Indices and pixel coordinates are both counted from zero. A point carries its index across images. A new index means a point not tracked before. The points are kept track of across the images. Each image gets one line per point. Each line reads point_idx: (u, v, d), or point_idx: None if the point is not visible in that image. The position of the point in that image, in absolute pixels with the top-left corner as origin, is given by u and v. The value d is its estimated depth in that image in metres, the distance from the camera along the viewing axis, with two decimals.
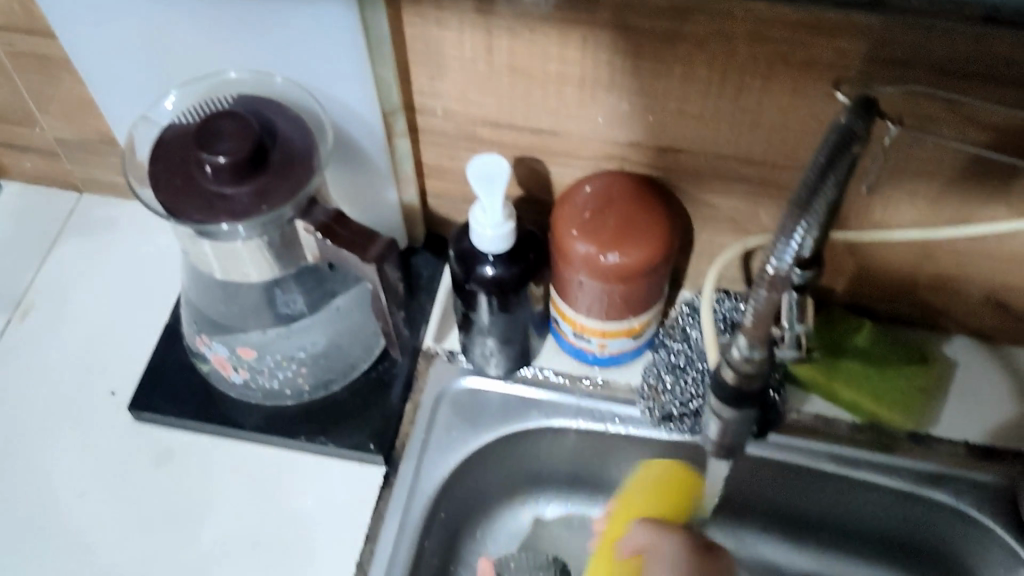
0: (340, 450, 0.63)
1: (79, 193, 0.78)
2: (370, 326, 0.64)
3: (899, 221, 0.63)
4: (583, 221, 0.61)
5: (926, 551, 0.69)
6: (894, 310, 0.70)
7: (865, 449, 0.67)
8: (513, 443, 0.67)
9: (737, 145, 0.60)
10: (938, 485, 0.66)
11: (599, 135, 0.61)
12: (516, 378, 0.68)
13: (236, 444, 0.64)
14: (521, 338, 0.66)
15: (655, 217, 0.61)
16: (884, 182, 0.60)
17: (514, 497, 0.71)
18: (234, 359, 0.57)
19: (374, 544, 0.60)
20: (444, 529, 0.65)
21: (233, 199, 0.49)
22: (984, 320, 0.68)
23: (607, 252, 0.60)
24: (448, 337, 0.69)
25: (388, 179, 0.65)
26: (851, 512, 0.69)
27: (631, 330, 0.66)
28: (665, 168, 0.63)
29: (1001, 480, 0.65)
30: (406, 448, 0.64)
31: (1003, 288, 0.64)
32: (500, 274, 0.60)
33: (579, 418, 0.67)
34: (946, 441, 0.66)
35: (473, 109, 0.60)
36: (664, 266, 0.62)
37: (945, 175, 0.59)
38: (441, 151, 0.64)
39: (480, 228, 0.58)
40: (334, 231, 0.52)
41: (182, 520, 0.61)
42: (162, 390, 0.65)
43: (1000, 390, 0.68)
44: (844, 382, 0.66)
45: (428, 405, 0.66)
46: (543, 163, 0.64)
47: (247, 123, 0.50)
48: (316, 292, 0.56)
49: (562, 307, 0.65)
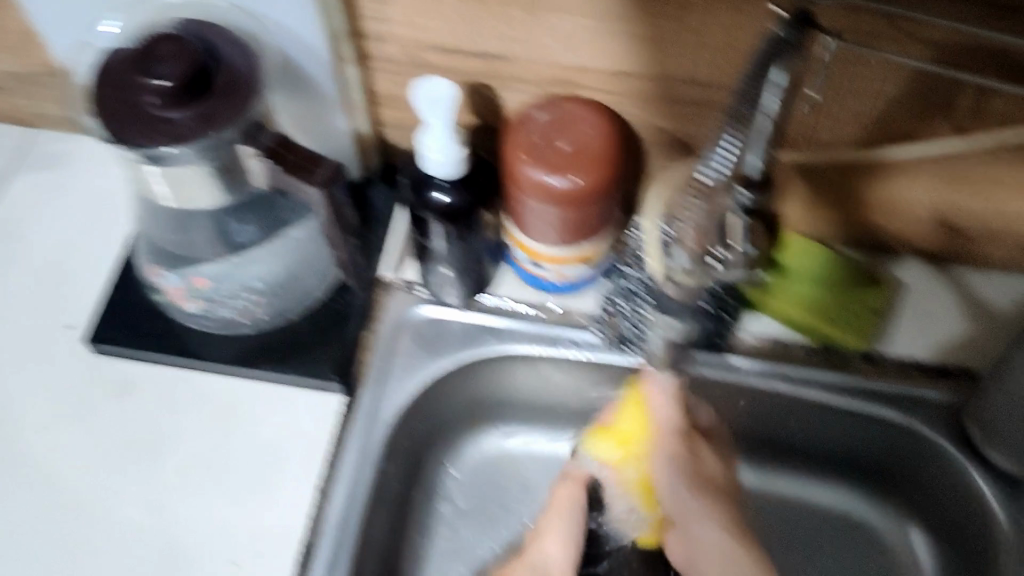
0: (298, 379, 0.67)
1: (24, 126, 0.80)
2: (324, 256, 0.68)
3: (845, 140, 0.64)
4: (533, 146, 0.62)
5: (874, 463, 0.72)
6: (847, 233, 0.73)
7: (818, 368, 0.68)
8: (470, 371, 0.72)
9: (683, 67, 0.60)
10: (887, 403, 0.67)
11: (545, 59, 0.63)
12: (474, 306, 0.72)
13: (194, 374, 0.69)
14: (477, 267, 0.69)
15: (604, 138, 0.62)
16: (833, 100, 0.61)
17: (478, 426, 0.76)
18: (188, 290, 0.63)
19: (333, 470, 0.64)
20: (406, 454, 0.71)
21: (177, 123, 0.51)
22: (935, 241, 0.72)
23: (556, 177, 0.61)
24: (405, 267, 0.73)
25: (338, 105, 0.67)
26: (807, 432, 0.72)
27: (584, 255, 0.68)
28: (613, 91, 0.64)
29: (954, 398, 0.66)
30: (365, 376, 0.69)
31: (949, 207, 0.68)
32: (452, 199, 0.62)
33: (536, 344, 0.71)
34: (897, 360, 0.68)
35: (421, 34, 0.62)
36: (614, 187, 0.63)
37: (892, 92, 0.59)
38: (394, 76, 0.66)
39: (430, 151, 0.59)
40: (280, 155, 0.54)
41: (143, 448, 0.66)
42: (118, 323, 0.69)
43: (951, 310, 0.71)
44: (797, 303, 0.68)
45: (386, 334, 0.70)
46: (493, 88, 0.66)
47: (189, 48, 0.52)
48: (268, 219, 0.62)
49: (519, 232, 0.67)
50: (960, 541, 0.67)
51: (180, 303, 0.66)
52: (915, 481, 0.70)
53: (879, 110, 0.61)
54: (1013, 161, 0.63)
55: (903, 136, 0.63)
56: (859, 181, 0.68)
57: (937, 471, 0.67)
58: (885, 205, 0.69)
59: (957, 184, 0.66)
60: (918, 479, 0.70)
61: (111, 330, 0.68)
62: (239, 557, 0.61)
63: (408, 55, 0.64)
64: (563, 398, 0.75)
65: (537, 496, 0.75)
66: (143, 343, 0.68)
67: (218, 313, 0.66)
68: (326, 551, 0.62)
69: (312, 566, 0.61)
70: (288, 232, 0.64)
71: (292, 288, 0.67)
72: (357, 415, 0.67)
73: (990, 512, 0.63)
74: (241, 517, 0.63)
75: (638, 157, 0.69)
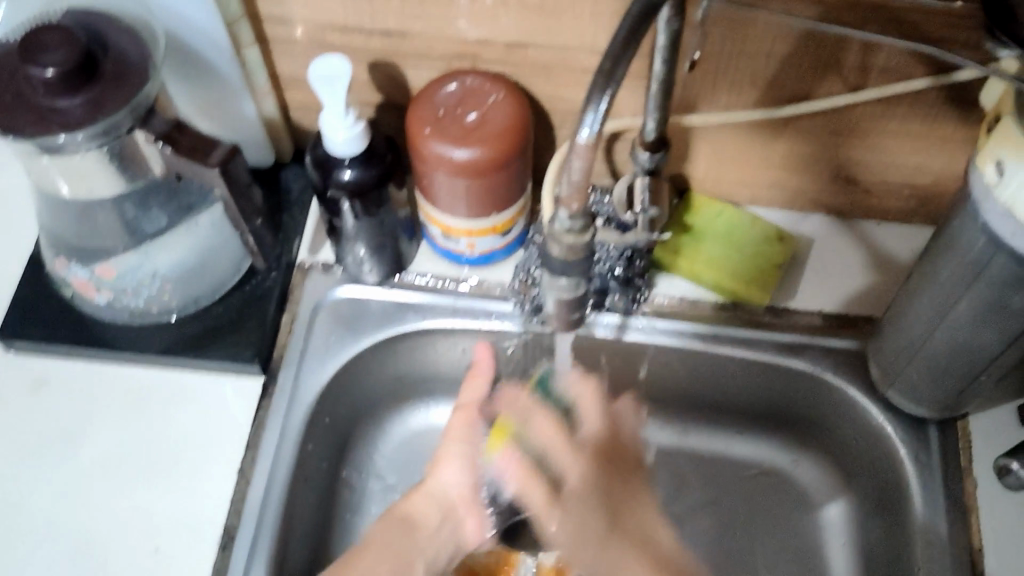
0: (217, 364, 0.68)
1: None
2: (234, 242, 0.68)
3: (744, 102, 0.65)
4: (437, 119, 0.62)
5: (787, 412, 0.75)
6: (754, 192, 0.75)
7: (726, 325, 0.72)
8: (392, 347, 0.73)
9: (580, 37, 0.61)
10: (793, 354, 0.71)
11: (445, 35, 0.63)
12: (393, 284, 0.73)
13: (112, 365, 0.69)
14: (391, 244, 0.70)
15: (508, 110, 0.62)
16: (727, 63, 0.62)
17: (403, 401, 0.78)
18: (94, 279, 0.64)
19: (255, 452, 0.65)
20: (330, 432, 0.72)
21: (66, 111, 0.51)
22: (837, 197, 0.74)
23: (459, 149, 0.62)
24: (322, 249, 0.74)
25: (243, 93, 0.67)
26: (723, 384, 0.75)
27: (496, 228, 0.69)
28: (515, 64, 0.65)
29: (854, 346, 0.70)
30: (285, 358, 0.69)
31: (849, 162, 0.70)
32: (358, 177, 0.63)
33: (455, 316, 0.72)
34: (803, 313, 0.72)
35: (319, 14, 0.62)
36: (520, 159, 0.64)
37: (782, 52, 0.61)
38: (297, 57, 0.66)
39: (332, 130, 0.59)
40: (174, 138, 0.54)
41: (63, 441, 0.66)
42: (29, 318, 0.68)
43: (852, 262, 0.74)
44: (705, 264, 0.72)
45: (305, 315, 0.71)
46: (396, 66, 0.66)
47: (73, 34, 0.51)
48: (172, 205, 0.62)
49: (430, 205, 0.67)
50: (868, 482, 0.71)
51: (88, 294, 0.66)
52: (826, 428, 0.74)
53: (772, 70, 0.62)
54: (904, 115, 0.65)
55: (800, 95, 0.64)
56: (762, 139, 0.69)
57: (846, 418, 0.71)
58: (787, 162, 0.71)
59: (854, 140, 0.68)
60: (828, 426, 0.73)
61: (22, 325, 0.68)
62: (161, 544, 0.62)
63: (309, 36, 0.64)
64: None
65: None
66: (57, 336, 0.68)
67: (129, 303, 0.66)
68: (248, 535, 0.62)
69: (234, 550, 0.62)
70: (195, 219, 0.64)
71: (203, 274, 0.67)
72: (279, 396, 0.68)
73: (894, 455, 0.67)
74: (163, 504, 0.63)
75: (546, 128, 0.70)
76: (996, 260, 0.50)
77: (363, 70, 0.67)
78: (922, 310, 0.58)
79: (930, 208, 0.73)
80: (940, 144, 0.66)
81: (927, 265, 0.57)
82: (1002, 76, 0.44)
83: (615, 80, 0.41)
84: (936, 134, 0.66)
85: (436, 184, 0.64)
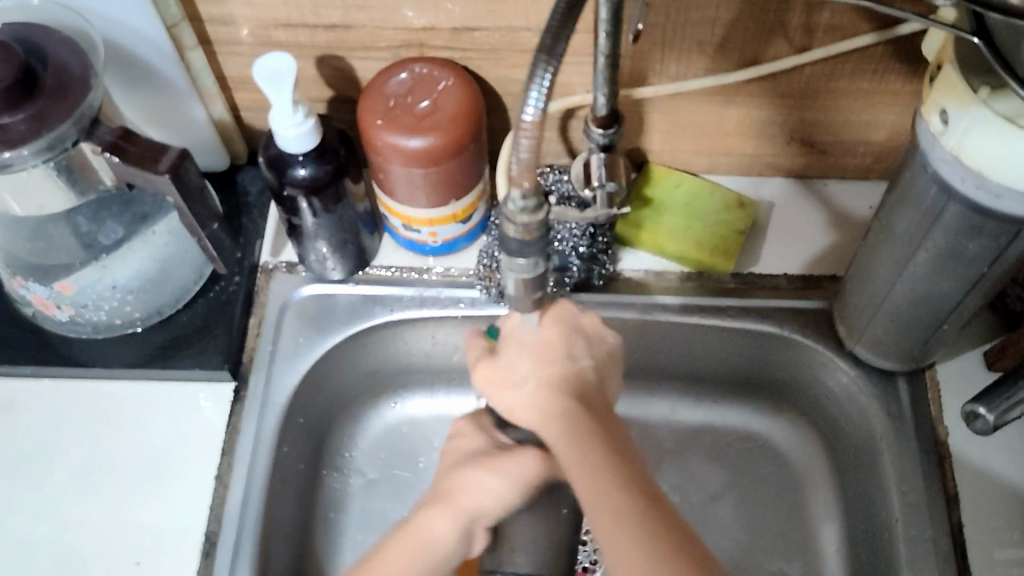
0: (187, 372, 0.67)
1: None
2: (193, 249, 0.67)
3: (694, 70, 0.65)
4: (387, 110, 0.62)
5: (759, 377, 0.76)
6: (712, 160, 0.75)
7: (693, 295, 0.72)
8: (362, 341, 0.73)
9: (525, 17, 0.61)
10: (760, 318, 0.71)
11: (390, 24, 0.63)
12: (358, 279, 0.73)
13: (81, 381, 0.68)
14: (353, 240, 0.70)
15: (459, 95, 0.62)
16: (673, 33, 0.62)
17: (378, 395, 0.78)
18: (54, 297, 0.63)
19: (231, 457, 0.65)
20: (306, 433, 0.72)
21: (9, 128, 0.51)
22: (793, 159, 0.75)
23: (411, 137, 0.61)
24: (284, 250, 0.73)
25: (191, 96, 0.66)
26: (693, 355, 0.76)
27: (456, 216, 0.69)
28: (463, 49, 0.65)
29: (821, 306, 0.71)
30: (255, 361, 0.69)
31: (803, 123, 0.70)
32: (312, 173, 0.62)
33: (424, 307, 0.72)
34: (767, 277, 0.72)
35: (261, 12, 0.62)
36: (475, 143, 0.64)
37: (727, 18, 0.61)
38: (243, 57, 0.66)
39: (281, 127, 0.58)
40: (122, 148, 0.54)
41: (37, 462, 0.65)
42: None
43: (814, 223, 0.74)
44: (667, 235, 0.72)
45: (272, 316, 0.71)
46: (344, 60, 0.66)
47: (10, 49, 0.50)
48: (126, 216, 0.61)
49: (388, 197, 0.67)
50: (845, 439, 0.72)
51: (49, 311, 0.65)
52: (800, 389, 0.74)
53: (719, 37, 0.62)
54: (852, 72, 0.65)
55: (749, 59, 0.64)
56: (714, 107, 0.69)
57: (820, 378, 0.72)
58: (742, 128, 0.71)
59: (804, 101, 0.68)
60: (802, 387, 0.74)
61: None
62: (142, 556, 0.61)
63: (253, 35, 0.64)
64: (456, 357, 0.77)
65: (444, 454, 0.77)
66: (22, 357, 0.67)
67: (91, 317, 0.66)
68: (230, 540, 0.62)
69: (216, 556, 0.62)
70: (151, 228, 0.63)
71: (165, 284, 0.67)
72: (251, 399, 0.67)
73: (869, 411, 0.68)
74: (142, 515, 0.63)
75: (500, 111, 0.70)
76: (948, 210, 0.51)
77: (311, 65, 0.66)
78: (882, 265, 0.59)
79: (885, 164, 0.74)
80: (890, 99, 0.67)
81: (883, 220, 0.57)
82: (941, 24, 0.45)
83: (555, 56, 0.41)
84: (885, 89, 0.66)
85: (392, 175, 0.64)
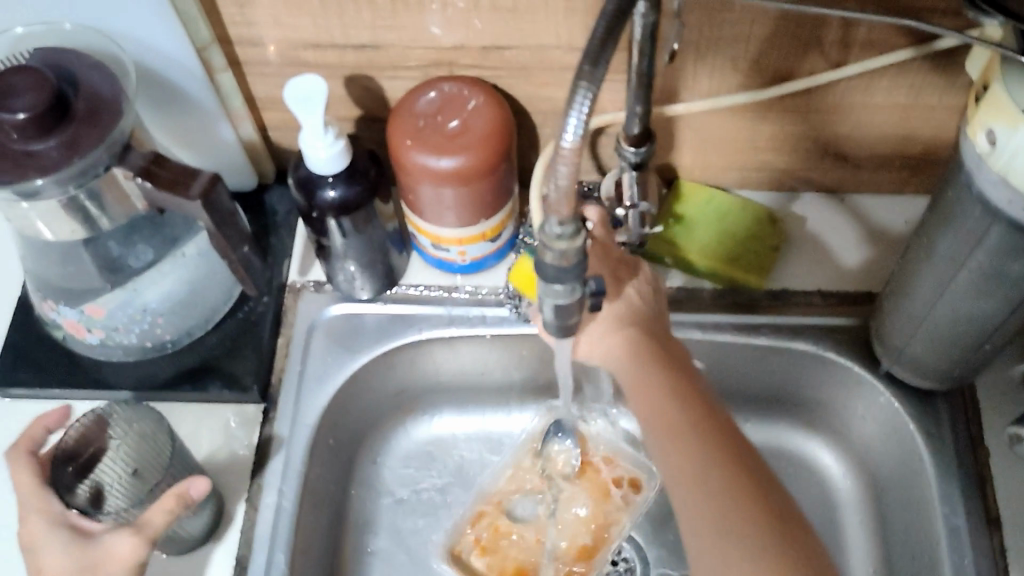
0: (217, 394, 0.67)
1: None
2: (224, 269, 0.67)
3: (726, 86, 0.65)
4: (417, 130, 0.61)
5: (793, 394, 0.75)
6: (743, 175, 0.74)
7: (725, 312, 0.71)
8: (391, 360, 0.72)
9: (556, 35, 0.61)
10: (793, 336, 0.70)
11: (419, 43, 0.62)
12: (386, 297, 0.72)
13: None
14: (382, 260, 0.69)
15: (490, 114, 0.61)
16: (705, 49, 0.62)
17: (407, 414, 0.77)
18: (85, 320, 0.63)
19: (262, 480, 0.65)
20: (335, 453, 0.71)
21: (42, 154, 0.51)
22: (826, 174, 0.74)
23: (442, 157, 0.61)
24: (312, 269, 0.73)
25: (220, 118, 0.66)
26: (726, 371, 0.75)
27: (486, 235, 0.68)
28: (492, 67, 0.64)
29: (856, 324, 0.70)
30: (284, 381, 0.69)
31: (837, 138, 0.69)
32: (342, 195, 0.62)
33: (453, 326, 0.72)
34: (800, 294, 0.71)
35: (291, 33, 0.61)
36: (506, 163, 0.63)
37: (761, 34, 0.60)
38: (273, 78, 0.65)
39: (312, 150, 0.58)
40: (153, 174, 0.54)
41: None
42: (23, 365, 0.67)
43: (847, 238, 0.73)
44: (699, 252, 0.71)
45: (300, 337, 0.70)
46: (372, 79, 0.65)
47: (43, 75, 0.50)
48: (157, 238, 0.61)
49: (418, 217, 0.66)
50: (883, 458, 0.70)
51: (80, 334, 0.65)
52: (833, 407, 0.73)
53: (752, 53, 0.62)
54: (888, 87, 0.64)
55: (782, 75, 0.63)
56: (747, 122, 0.68)
57: (855, 396, 0.71)
58: (774, 144, 0.70)
59: (838, 116, 0.67)
60: (836, 405, 0.73)
61: (15, 371, 0.67)
62: None
63: (282, 56, 0.63)
64: (486, 375, 0.76)
65: (474, 473, 0.76)
66: (53, 380, 0.67)
67: (122, 340, 0.65)
68: (262, 563, 0.62)
69: None
70: (182, 250, 0.63)
71: (195, 305, 0.66)
72: (280, 420, 0.67)
73: (907, 430, 0.67)
74: None
75: (529, 129, 0.69)
76: (992, 230, 0.50)
77: (340, 85, 0.66)
78: (922, 283, 0.58)
79: (921, 178, 0.73)
80: (928, 114, 0.66)
81: (923, 240, 0.56)
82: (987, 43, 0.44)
83: (594, 81, 0.40)
84: (922, 103, 0.65)
85: (423, 196, 0.63)
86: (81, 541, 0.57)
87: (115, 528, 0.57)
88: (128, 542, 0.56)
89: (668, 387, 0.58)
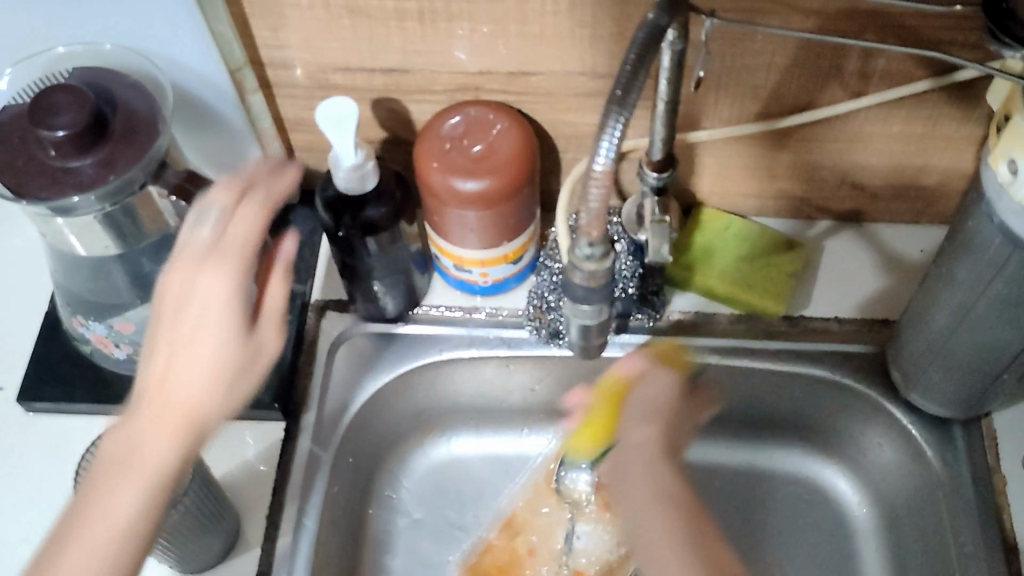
0: (240, 410, 0.68)
1: None
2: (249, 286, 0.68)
3: (747, 113, 0.66)
4: (443, 153, 0.62)
5: (809, 420, 0.75)
6: (761, 202, 0.75)
7: (741, 337, 0.72)
8: (411, 380, 0.73)
9: (581, 62, 0.62)
10: (811, 362, 0.71)
11: (446, 68, 0.63)
12: (407, 317, 0.73)
13: None
14: (404, 280, 0.70)
15: (515, 138, 0.63)
16: (727, 77, 0.63)
17: (425, 435, 0.78)
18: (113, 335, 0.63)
19: (283, 496, 0.65)
20: (354, 472, 0.72)
21: (79, 171, 0.52)
22: (844, 202, 0.75)
23: (467, 180, 0.62)
24: (335, 290, 0.74)
25: (249, 136, 0.68)
26: (743, 396, 0.75)
27: (507, 257, 0.69)
28: (517, 92, 0.65)
29: (872, 351, 0.71)
30: (307, 398, 0.70)
31: (855, 167, 0.70)
32: (369, 215, 0.63)
33: (473, 346, 0.72)
34: (817, 320, 0.72)
35: (321, 56, 0.63)
36: (529, 186, 0.64)
37: (782, 64, 0.61)
38: (302, 101, 0.66)
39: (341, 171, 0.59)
40: (187, 192, 0.56)
41: None
42: (48, 378, 0.68)
43: (864, 266, 0.74)
44: (718, 277, 0.72)
45: (322, 355, 0.71)
46: (399, 103, 0.67)
47: (83, 94, 0.51)
48: None
49: (441, 238, 0.67)
50: (899, 485, 0.71)
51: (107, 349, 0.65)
52: (849, 433, 0.74)
53: (773, 82, 0.63)
54: (906, 117, 0.65)
55: (803, 104, 0.64)
56: (766, 150, 0.69)
57: (873, 423, 0.71)
58: (793, 172, 0.71)
59: (857, 145, 0.68)
60: (853, 432, 0.73)
61: (42, 385, 0.67)
62: None
63: (311, 79, 0.65)
64: (504, 396, 0.77)
65: (491, 494, 0.77)
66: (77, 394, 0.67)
67: None
68: None
69: None
70: None
71: None
72: (303, 436, 0.68)
73: (924, 457, 0.67)
74: None
75: (551, 153, 0.70)
76: (1012, 259, 0.51)
77: (367, 108, 0.67)
78: (940, 311, 0.58)
79: (937, 207, 0.73)
80: (944, 145, 0.67)
81: (943, 268, 0.57)
82: (1009, 75, 0.45)
83: (626, 105, 0.41)
84: (939, 134, 0.66)
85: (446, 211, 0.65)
86: (219, 337, 0.52)
87: (193, 267, 0.54)
88: (232, 282, 0.53)
89: (676, 521, 0.63)
